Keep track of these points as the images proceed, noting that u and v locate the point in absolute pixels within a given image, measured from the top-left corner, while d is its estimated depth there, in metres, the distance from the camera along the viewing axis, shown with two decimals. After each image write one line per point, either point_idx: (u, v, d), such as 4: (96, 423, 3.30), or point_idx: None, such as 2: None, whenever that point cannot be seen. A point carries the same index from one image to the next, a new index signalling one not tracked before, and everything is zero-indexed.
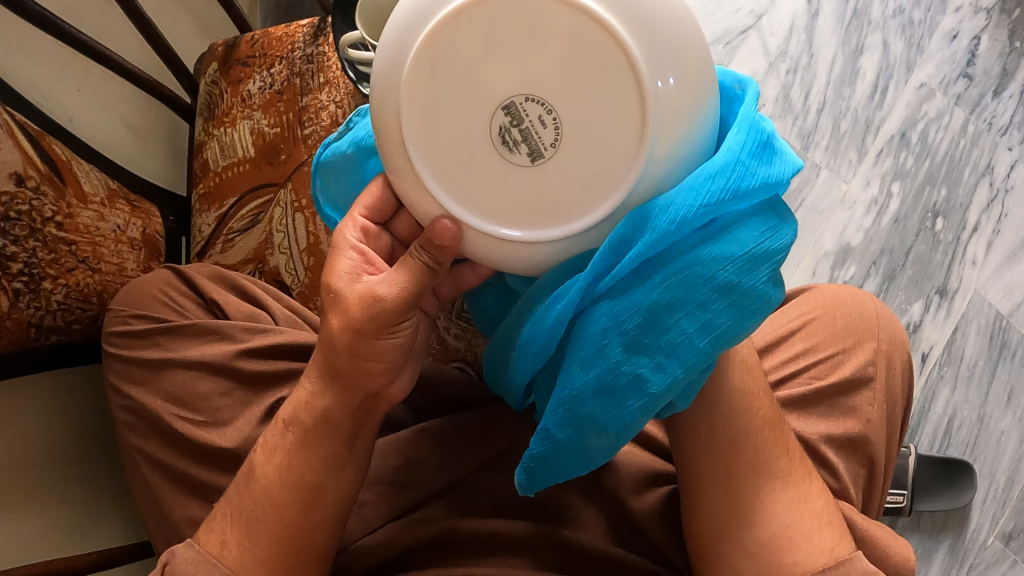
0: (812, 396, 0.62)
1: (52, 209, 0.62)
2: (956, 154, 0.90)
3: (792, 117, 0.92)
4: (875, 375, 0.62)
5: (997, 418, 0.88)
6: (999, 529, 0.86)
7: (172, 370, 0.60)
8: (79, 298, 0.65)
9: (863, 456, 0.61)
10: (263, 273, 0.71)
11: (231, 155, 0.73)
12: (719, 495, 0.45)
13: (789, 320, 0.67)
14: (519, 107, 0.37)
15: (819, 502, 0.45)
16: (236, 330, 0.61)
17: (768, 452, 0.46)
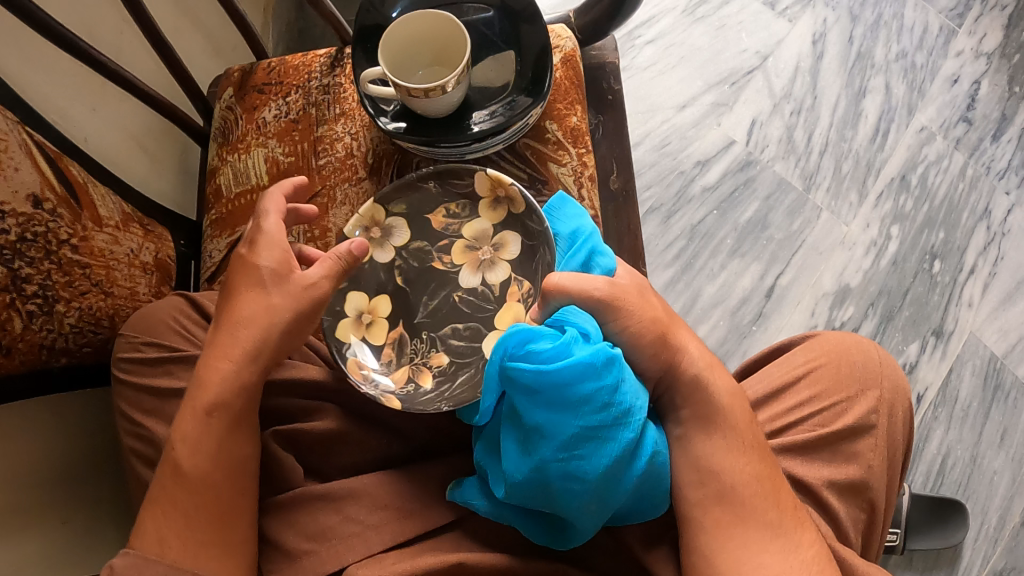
0: (815, 443, 0.63)
1: (67, 232, 0.62)
2: (955, 197, 0.92)
3: (795, 158, 0.93)
4: (878, 422, 0.64)
5: (989, 457, 0.89)
6: (990, 567, 0.86)
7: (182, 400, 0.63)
8: (91, 321, 0.66)
9: (862, 499, 0.62)
10: None
11: (244, 182, 0.75)
12: (709, 542, 0.50)
13: (793, 367, 0.68)
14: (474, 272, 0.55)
15: (809, 553, 0.49)
16: None
17: (762, 507, 0.51)
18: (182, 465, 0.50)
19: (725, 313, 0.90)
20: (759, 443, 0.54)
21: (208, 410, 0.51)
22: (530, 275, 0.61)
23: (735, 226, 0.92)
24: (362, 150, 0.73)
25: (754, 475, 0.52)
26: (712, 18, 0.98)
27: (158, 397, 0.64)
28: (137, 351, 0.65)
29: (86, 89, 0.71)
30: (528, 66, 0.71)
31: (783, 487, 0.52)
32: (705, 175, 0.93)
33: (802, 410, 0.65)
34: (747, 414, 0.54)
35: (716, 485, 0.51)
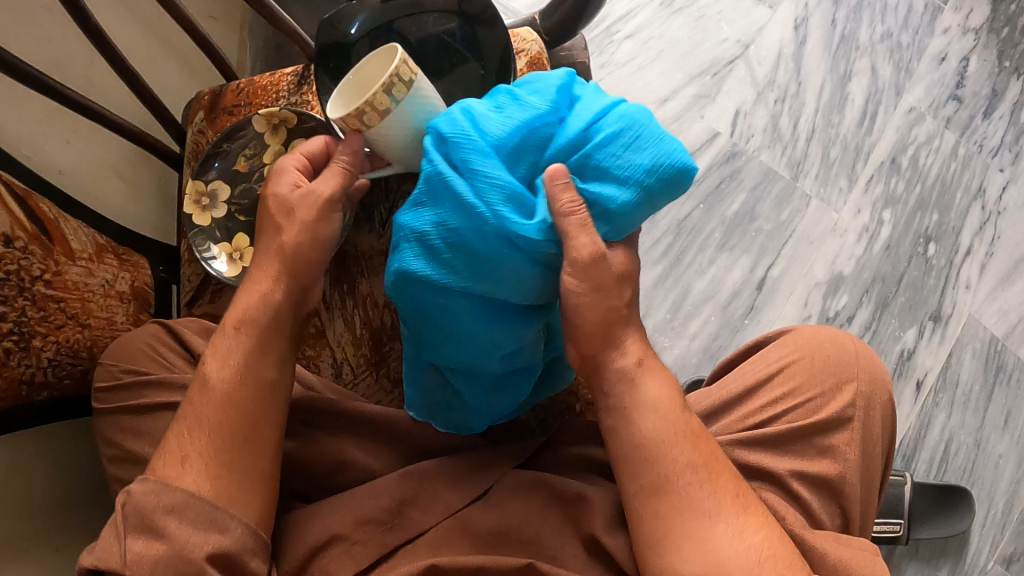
0: (785, 437, 0.63)
1: (40, 267, 0.64)
2: (948, 177, 0.90)
3: (781, 147, 0.92)
4: (854, 416, 0.63)
5: (993, 441, 0.88)
6: (999, 552, 0.86)
7: (160, 416, 0.66)
8: (69, 354, 0.67)
9: (839, 494, 0.62)
10: None
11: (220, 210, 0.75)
12: (648, 530, 0.50)
13: (767, 364, 0.67)
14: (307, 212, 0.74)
15: (755, 537, 0.49)
16: None
17: (693, 497, 0.50)
18: (210, 380, 0.54)
19: (716, 308, 0.89)
20: (689, 426, 0.52)
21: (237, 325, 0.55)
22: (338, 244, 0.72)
23: (723, 219, 0.91)
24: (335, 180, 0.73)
25: (685, 454, 0.51)
26: (691, 8, 0.95)
27: (136, 415, 0.66)
28: (117, 378, 0.68)
29: (58, 122, 0.72)
30: (491, 70, 0.71)
31: (719, 467, 0.51)
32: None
33: (776, 406, 0.64)
34: (670, 393, 0.53)
35: (650, 477, 0.50)
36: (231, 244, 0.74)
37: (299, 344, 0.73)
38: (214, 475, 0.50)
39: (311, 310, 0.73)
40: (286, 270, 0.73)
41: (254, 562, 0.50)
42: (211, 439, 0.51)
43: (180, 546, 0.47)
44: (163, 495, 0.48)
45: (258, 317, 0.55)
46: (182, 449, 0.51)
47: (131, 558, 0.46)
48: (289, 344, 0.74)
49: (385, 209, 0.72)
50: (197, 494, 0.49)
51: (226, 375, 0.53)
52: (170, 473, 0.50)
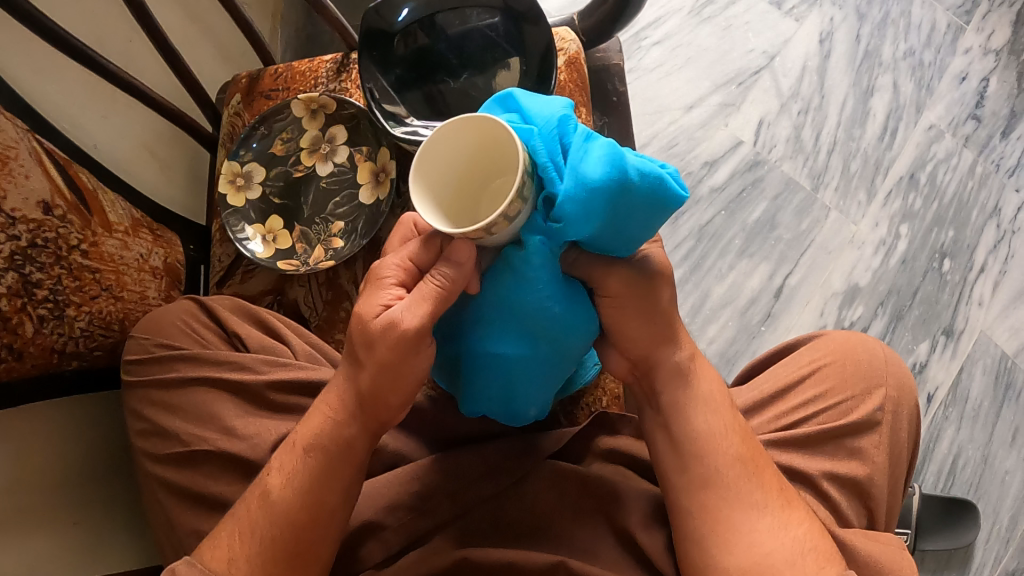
0: (815, 438, 0.65)
1: (78, 237, 0.64)
2: (964, 196, 0.92)
3: (803, 157, 0.93)
4: (882, 420, 0.65)
5: (1001, 457, 0.89)
6: (1002, 567, 0.86)
7: (191, 390, 0.67)
8: (101, 325, 0.68)
9: (865, 495, 0.63)
10: (282, 304, 0.75)
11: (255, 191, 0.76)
12: (700, 525, 0.50)
13: (799, 366, 0.69)
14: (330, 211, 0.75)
15: (800, 530, 0.49)
16: (257, 363, 0.66)
17: (738, 490, 0.50)
18: (271, 489, 0.51)
19: (734, 313, 0.90)
20: (736, 427, 0.53)
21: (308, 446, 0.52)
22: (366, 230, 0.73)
23: (743, 226, 0.92)
24: (367, 166, 0.75)
25: (729, 446, 0.52)
26: (718, 18, 0.98)
27: (166, 390, 0.68)
28: (149, 351, 0.69)
29: (97, 97, 0.72)
30: (532, 65, 0.70)
31: (759, 461, 0.52)
32: (712, 176, 0.93)
33: (808, 408, 0.67)
34: (723, 396, 0.54)
35: (700, 470, 0.51)
36: (264, 226, 0.76)
37: (330, 328, 0.74)
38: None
39: (342, 294, 0.74)
40: (321, 253, 0.74)
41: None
42: (258, 544, 0.50)
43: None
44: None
45: (324, 441, 0.52)
46: (231, 547, 0.50)
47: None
48: (319, 328, 0.74)
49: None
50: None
51: (288, 489, 0.51)
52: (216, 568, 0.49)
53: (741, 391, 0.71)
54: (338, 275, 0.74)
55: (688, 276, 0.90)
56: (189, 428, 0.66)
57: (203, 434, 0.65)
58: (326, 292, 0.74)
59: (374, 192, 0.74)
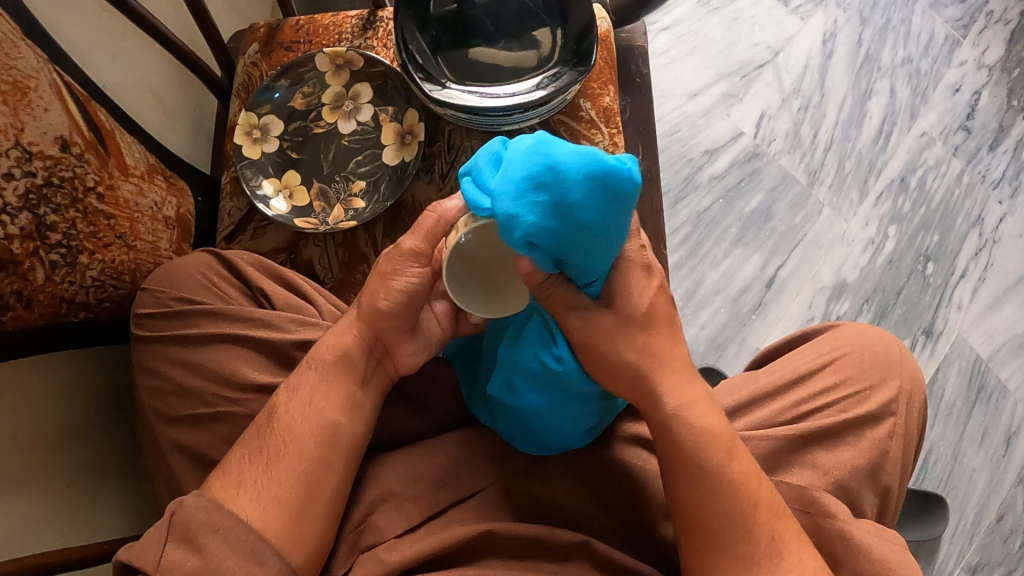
0: (838, 427, 0.65)
1: (94, 179, 0.60)
2: (951, 202, 0.95)
3: (800, 153, 0.95)
4: (898, 411, 0.67)
5: (970, 456, 0.92)
6: (965, 562, 0.90)
7: (212, 348, 0.64)
8: (114, 276, 0.64)
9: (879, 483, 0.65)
10: (294, 263, 0.73)
11: (271, 144, 0.73)
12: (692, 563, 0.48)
13: (819, 354, 0.71)
14: (349, 174, 0.73)
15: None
16: (283, 321, 0.64)
17: (738, 541, 0.48)
18: (280, 418, 0.54)
19: (726, 300, 0.91)
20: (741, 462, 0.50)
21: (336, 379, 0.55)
22: (391, 194, 0.71)
23: (739, 216, 0.93)
24: (393, 129, 0.73)
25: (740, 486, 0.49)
26: (726, 10, 1.00)
27: (187, 348, 0.64)
28: (165, 305, 0.66)
29: (108, 34, 0.68)
30: (569, 39, 0.69)
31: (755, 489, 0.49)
32: (713, 164, 0.95)
33: (828, 394, 0.68)
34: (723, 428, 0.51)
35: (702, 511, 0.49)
36: (280, 181, 0.73)
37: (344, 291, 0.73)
38: (264, 505, 0.49)
39: (359, 255, 0.72)
40: (342, 213, 0.72)
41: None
42: (270, 471, 0.51)
43: (215, 565, 0.45)
44: (214, 515, 0.47)
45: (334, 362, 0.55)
46: (240, 476, 0.51)
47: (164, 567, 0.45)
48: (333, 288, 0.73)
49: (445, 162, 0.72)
50: (248, 521, 0.47)
51: (302, 419, 0.53)
52: (226, 498, 0.49)
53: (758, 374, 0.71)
54: (356, 237, 0.72)
55: (683, 261, 0.91)
56: (209, 386, 0.63)
57: (227, 393, 0.62)
58: (343, 254, 0.72)
59: (399, 156, 0.72)
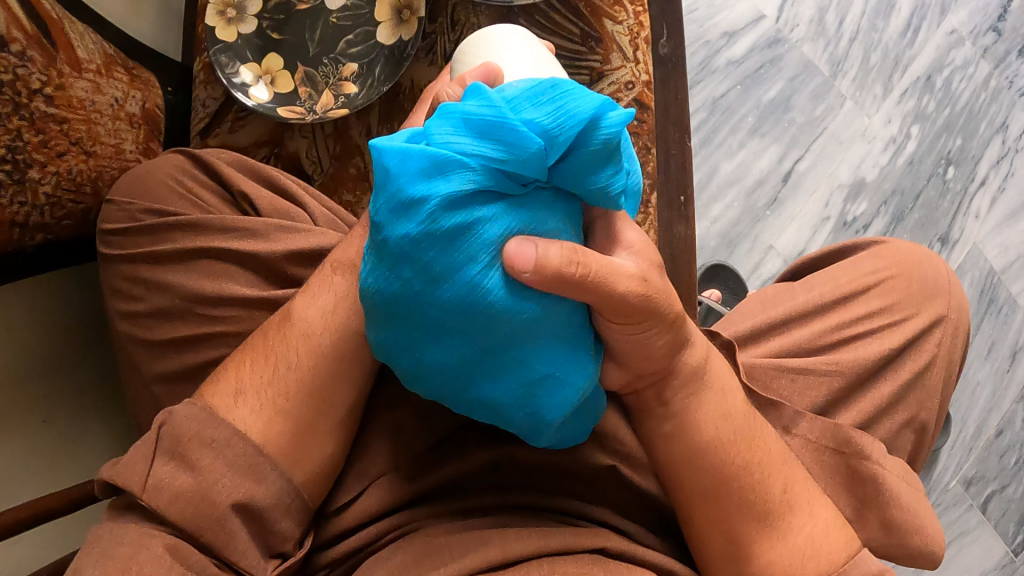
0: (887, 355, 0.63)
1: (41, 79, 0.52)
2: (976, 105, 0.92)
3: (824, 42, 0.91)
4: (941, 340, 0.66)
5: (975, 368, 0.91)
6: (961, 474, 0.91)
7: (192, 264, 0.56)
8: (70, 189, 0.57)
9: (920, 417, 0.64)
10: (280, 158, 0.67)
11: (248, 22, 0.66)
12: (702, 526, 0.44)
13: (864, 273, 0.68)
14: (333, 57, 0.67)
15: (820, 515, 0.44)
16: (271, 230, 0.56)
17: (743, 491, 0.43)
18: (293, 316, 0.46)
19: (740, 193, 0.90)
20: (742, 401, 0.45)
21: (337, 266, 0.47)
22: (389, 75, 0.66)
23: (757, 104, 0.91)
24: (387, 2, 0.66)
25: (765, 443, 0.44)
26: None
27: (160, 264, 0.57)
28: (135, 218, 0.58)
29: None
30: None
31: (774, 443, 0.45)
32: (731, 48, 0.90)
33: (868, 321, 0.65)
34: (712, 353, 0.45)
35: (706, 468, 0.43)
36: (261, 66, 0.66)
37: (337, 187, 0.68)
38: (267, 418, 0.43)
39: (352, 147, 0.67)
40: (331, 100, 0.67)
41: (282, 524, 0.42)
42: (275, 378, 0.44)
43: (208, 484, 0.40)
44: (208, 427, 0.41)
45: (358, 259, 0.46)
46: (238, 381, 0.45)
47: (156, 487, 0.39)
48: (324, 186, 0.68)
49: (449, 41, 0.66)
50: (244, 433, 0.42)
51: (316, 320, 0.45)
52: (222, 406, 0.44)
53: (796, 291, 0.68)
54: (348, 126, 0.67)
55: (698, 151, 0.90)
56: (196, 306, 0.55)
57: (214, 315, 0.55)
58: (335, 146, 0.67)
59: (398, 33, 0.66)
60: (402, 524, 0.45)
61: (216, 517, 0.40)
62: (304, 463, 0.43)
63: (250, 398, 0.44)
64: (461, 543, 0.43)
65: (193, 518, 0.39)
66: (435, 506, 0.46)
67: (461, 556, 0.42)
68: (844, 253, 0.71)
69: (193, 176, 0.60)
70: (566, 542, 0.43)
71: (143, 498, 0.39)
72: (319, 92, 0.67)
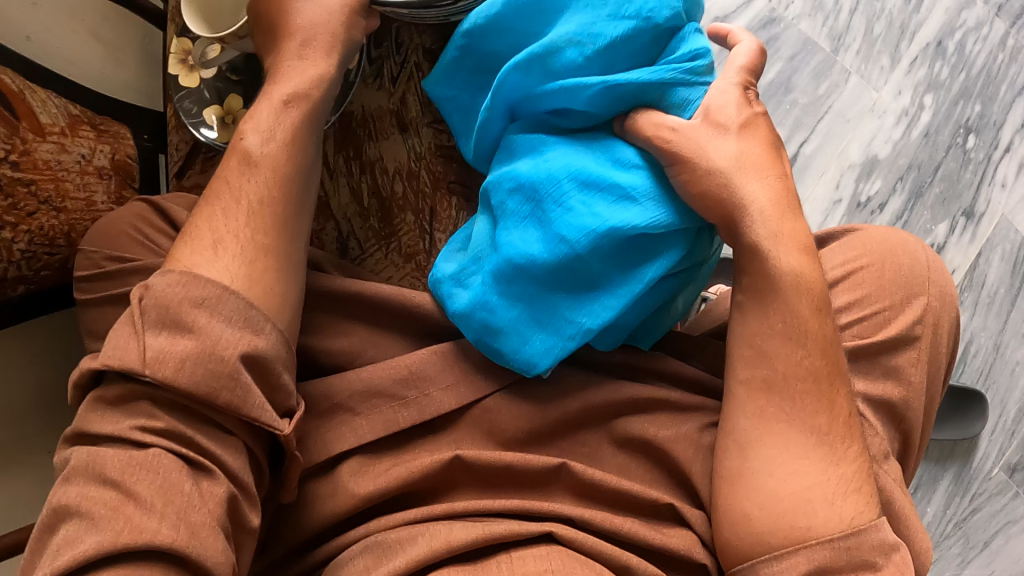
0: (853, 352, 0.61)
1: (6, 147, 0.59)
2: (994, 68, 0.87)
3: (823, 16, 0.87)
4: (922, 334, 0.62)
5: (1013, 347, 0.86)
6: (1004, 460, 0.86)
7: None
8: (45, 243, 0.64)
9: (899, 418, 0.62)
10: None
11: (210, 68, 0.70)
12: (745, 422, 0.51)
13: (832, 267, 0.65)
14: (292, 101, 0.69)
15: (849, 470, 0.49)
16: None
17: (814, 410, 0.50)
18: (250, 153, 0.52)
19: None
20: (825, 336, 0.52)
21: (285, 103, 0.54)
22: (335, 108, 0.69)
23: None
24: None
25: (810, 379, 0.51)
26: None
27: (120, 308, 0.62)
28: (98, 265, 0.64)
29: None
30: None
31: (839, 391, 0.51)
32: None
33: (841, 316, 0.63)
34: (819, 285, 0.52)
35: (765, 373, 0.52)
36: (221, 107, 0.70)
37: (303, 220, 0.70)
38: (248, 261, 0.49)
39: (313, 180, 0.70)
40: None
41: (285, 379, 0.48)
42: (248, 226, 0.50)
43: (212, 342, 0.44)
44: (192, 287, 0.45)
45: (302, 98, 0.55)
46: (213, 232, 0.49)
47: (152, 357, 0.43)
48: None
49: (395, 63, 0.70)
50: (230, 287, 0.47)
51: (273, 159, 0.52)
52: (192, 260, 0.48)
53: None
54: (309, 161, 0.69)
55: None
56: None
57: None
58: None
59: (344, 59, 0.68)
60: (359, 535, 0.53)
61: (227, 372, 0.44)
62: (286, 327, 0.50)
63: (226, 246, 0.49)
64: (409, 537, 0.51)
65: (203, 379, 0.43)
66: (383, 520, 0.53)
67: (410, 549, 0.50)
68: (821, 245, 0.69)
69: (159, 228, 0.65)
70: (518, 531, 0.51)
71: (146, 371, 0.42)
72: None
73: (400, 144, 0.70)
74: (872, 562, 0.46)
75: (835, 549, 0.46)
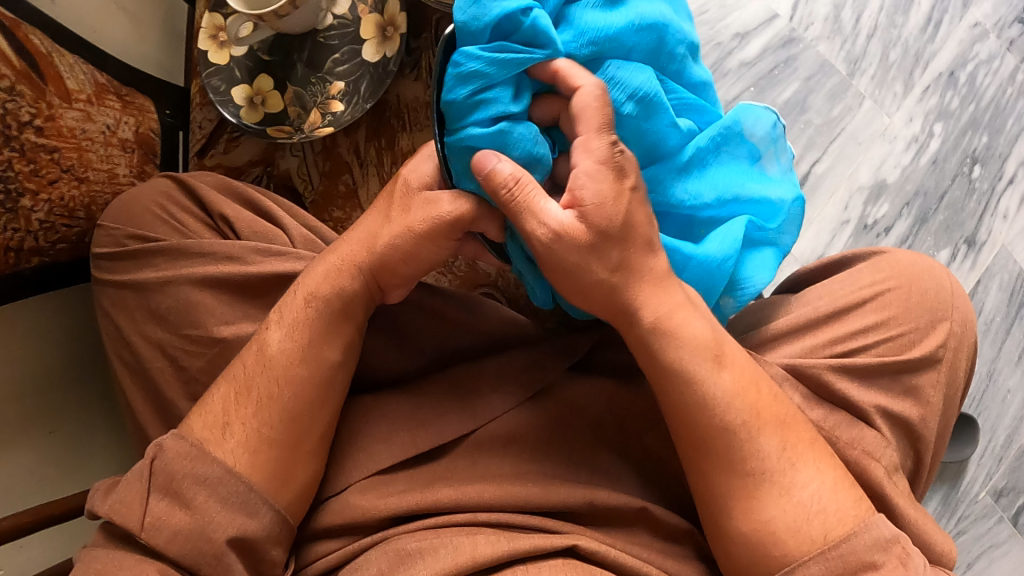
0: (877, 369, 0.61)
1: (30, 112, 0.56)
2: (1002, 100, 0.89)
3: (841, 40, 0.88)
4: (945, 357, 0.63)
5: (1005, 375, 0.88)
6: (991, 485, 0.88)
7: (166, 289, 0.59)
8: (63, 214, 0.61)
9: (920, 440, 0.62)
10: (272, 177, 0.72)
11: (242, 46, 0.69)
12: (695, 467, 0.47)
13: (859, 286, 0.65)
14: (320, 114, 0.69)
15: (802, 490, 0.45)
16: (247, 253, 0.59)
17: (743, 449, 0.46)
18: (269, 350, 0.51)
19: None
20: (726, 375, 0.47)
21: (310, 298, 0.52)
22: (373, 92, 0.68)
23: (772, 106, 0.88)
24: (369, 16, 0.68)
25: (744, 406, 0.47)
26: None
27: (142, 289, 0.60)
28: (121, 244, 0.62)
29: None
30: None
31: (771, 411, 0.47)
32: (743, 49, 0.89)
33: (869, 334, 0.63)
34: (708, 331, 0.48)
35: (687, 436, 0.47)
36: (252, 87, 0.69)
37: (325, 205, 0.71)
38: (253, 449, 0.48)
39: (342, 164, 0.71)
40: (318, 119, 0.69)
41: (274, 552, 0.48)
42: (256, 415, 0.49)
43: (204, 521, 0.45)
44: (197, 464, 0.46)
45: (331, 297, 0.51)
46: (225, 412, 0.49)
47: (150, 524, 0.44)
48: (314, 205, 0.71)
49: (433, 56, 0.70)
50: (234, 469, 0.47)
51: (285, 352, 0.50)
52: (207, 437, 0.48)
53: (788, 303, 0.66)
54: (337, 145, 0.70)
55: None
56: (172, 340, 0.59)
57: (186, 331, 0.58)
58: (324, 164, 0.71)
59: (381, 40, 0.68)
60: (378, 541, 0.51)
61: (213, 552, 0.45)
62: (292, 481, 0.49)
63: (234, 428, 0.48)
64: (429, 548, 0.48)
65: (190, 554, 0.44)
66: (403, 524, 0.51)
67: (433, 560, 0.47)
68: (846, 264, 0.69)
69: (183, 208, 0.63)
70: (536, 544, 0.48)
71: (141, 536, 0.44)
72: (303, 114, 0.69)
73: (434, 139, 0.69)
74: (872, 562, 0.42)
75: (826, 564, 0.43)
